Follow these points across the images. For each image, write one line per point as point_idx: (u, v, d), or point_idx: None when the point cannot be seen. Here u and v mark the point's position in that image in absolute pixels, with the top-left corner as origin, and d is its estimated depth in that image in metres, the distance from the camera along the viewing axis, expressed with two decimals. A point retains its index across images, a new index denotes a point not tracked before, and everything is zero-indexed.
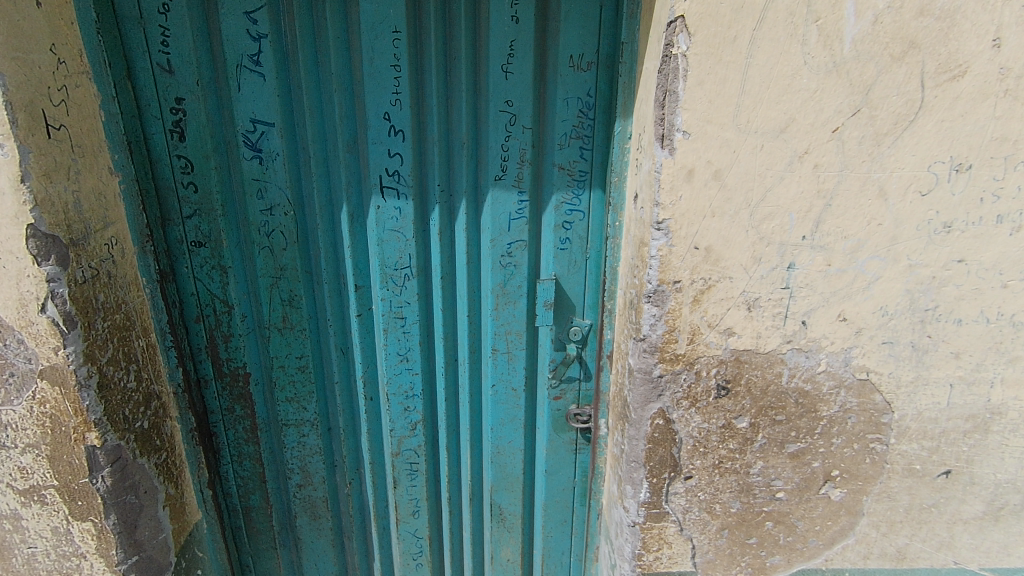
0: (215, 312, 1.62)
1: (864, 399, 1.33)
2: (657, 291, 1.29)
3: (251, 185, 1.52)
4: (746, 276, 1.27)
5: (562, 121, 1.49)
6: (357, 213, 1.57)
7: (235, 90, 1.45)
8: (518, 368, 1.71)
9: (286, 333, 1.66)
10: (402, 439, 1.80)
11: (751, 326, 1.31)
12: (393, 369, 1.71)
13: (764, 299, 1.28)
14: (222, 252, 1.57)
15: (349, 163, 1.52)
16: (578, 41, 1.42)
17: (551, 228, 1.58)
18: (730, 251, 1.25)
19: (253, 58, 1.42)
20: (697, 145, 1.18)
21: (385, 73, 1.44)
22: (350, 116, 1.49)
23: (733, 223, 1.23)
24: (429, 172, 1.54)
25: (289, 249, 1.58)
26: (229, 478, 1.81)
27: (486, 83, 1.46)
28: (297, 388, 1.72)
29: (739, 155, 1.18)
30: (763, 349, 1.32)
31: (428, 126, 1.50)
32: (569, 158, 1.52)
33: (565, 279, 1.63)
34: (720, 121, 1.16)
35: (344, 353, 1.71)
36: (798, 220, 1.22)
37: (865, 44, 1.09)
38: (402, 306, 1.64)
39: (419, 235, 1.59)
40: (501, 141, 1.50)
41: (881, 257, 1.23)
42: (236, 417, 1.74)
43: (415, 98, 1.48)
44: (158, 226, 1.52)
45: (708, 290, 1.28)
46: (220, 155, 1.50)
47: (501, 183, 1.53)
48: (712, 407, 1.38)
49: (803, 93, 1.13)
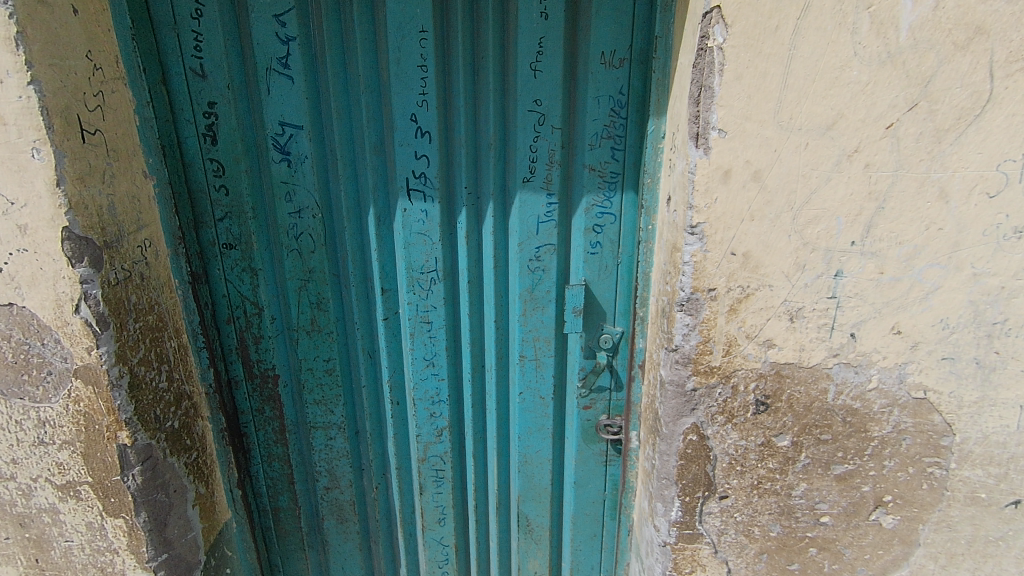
0: (246, 314, 1.64)
1: (921, 419, 1.23)
2: (691, 299, 1.21)
3: (280, 188, 1.53)
4: (789, 284, 1.17)
5: (593, 120, 1.43)
6: (383, 216, 1.56)
7: (265, 94, 1.46)
8: (546, 376, 1.66)
9: (314, 336, 1.67)
10: (428, 446, 1.77)
11: (794, 338, 1.21)
12: (419, 374, 1.69)
13: (808, 309, 1.19)
14: (252, 255, 1.58)
15: (376, 165, 1.51)
16: (610, 37, 1.36)
17: (581, 232, 1.52)
18: (771, 257, 1.16)
19: (282, 60, 1.43)
20: (734, 144, 1.09)
21: (412, 73, 1.42)
22: (378, 117, 1.48)
23: (775, 227, 1.14)
24: (456, 173, 1.51)
25: (317, 252, 1.59)
26: (259, 478, 1.82)
27: (515, 81, 1.42)
28: (325, 391, 1.73)
29: (781, 154, 1.09)
30: (807, 363, 1.23)
31: (455, 127, 1.47)
32: (600, 159, 1.46)
33: (595, 285, 1.57)
34: (759, 118, 1.07)
35: (371, 356, 1.70)
36: (847, 224, 1.12)
37: (924, 31, 1.00)
38: (429, 311, 1.62)
39: (446, 238, 1.56)
40: (530, 142, 1.45)
41: (941, 265, 1.13)
42: (266, 418, 1.75)
43: (441, 98, 1.45)
44: (191, 228, 1.54)
45: (747, 299, 1.19)
46: (250, 158, 1.51)
47: (530, 186, 1.48)
48: (750, 423, 1.29)
49: (853, 87, 1.04)
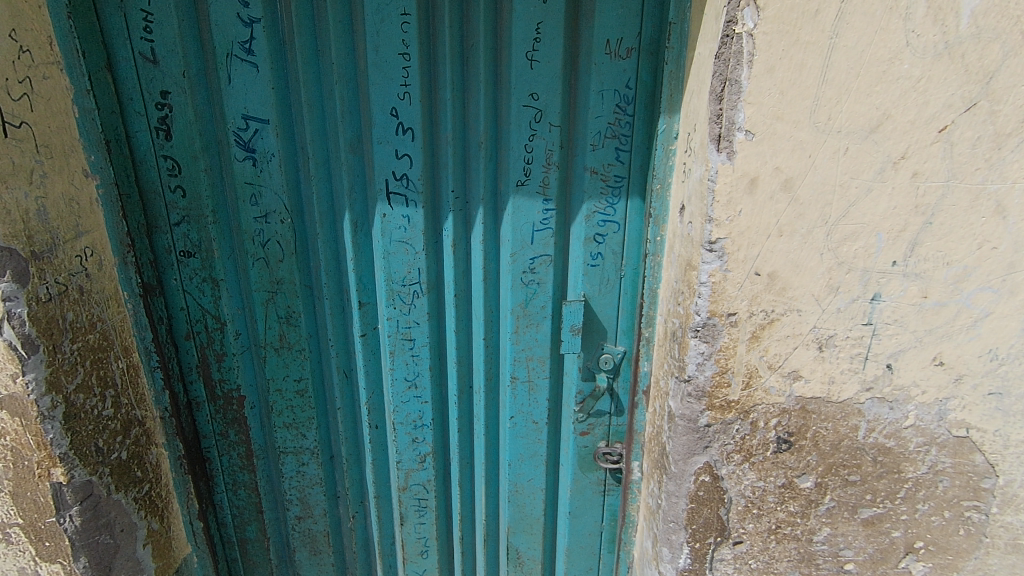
0: (207, 329, 1.47)
1: (961, 459, 1.10)
2: (707, 325, 1.05)
3: (244, 190, 1.36)
4: (819, 309, 1.03)
5: (596, 118, 1.28)
6: (360, 222, 1.39)
7: (226, 84, 1.29)
8: (540, 399, 1.51)
9: (283, 353, 1.51)
10: (409, 473, 1.62)
11: (822, 369, 1.07)
12: (399, 396, 1.54)
13: (840, 337, 1.04)
14: (213, 264, 1.41)
15: (352, 166, 1.35)
16: (616, 24, 1.21)
17: (581, 242, 1.37)
18: (800, 278, 1.01)
19: (245, 45, 1.26)
20: (762, 148, 0.94)
21: (392, 62, 1.26)
22: (354, 111, 1.31)
23: (806, 245, 0.99)
24: (442, 175, 1.35)
25: (286, 261, 1.43)
26: (223, 507, 1.66)
27: (508, 72, 1.26)
28: (295, 413, 1.57)
29: (816, 160, 0.94)
30: (836, 398, 1.09)
31: (441, 124, 1.31)
32: (603, 161, 1.30)
33: (595, 301, 1.42)
34: (792, 118, 0.92)
35: (347, 376, 1.55)
36: (888, 242, 0.98)
37: (990, 18, 0.84)
38: (410, 327, 1.46)
39: (430, 247, 1.40)
40: (525, 141, 1.30)
41: (994, 288, 0.99)
42: (230, 443, 1.59)
43: (426, 91, 1.29)
44: (143, 234, 1.37)
45: (771, 325, 1.04)
46: (210, 156, 1.34)
47: (524, 191, 1.33)
48: (769, 463, 1.15)
49: (903, 82, 0.89)
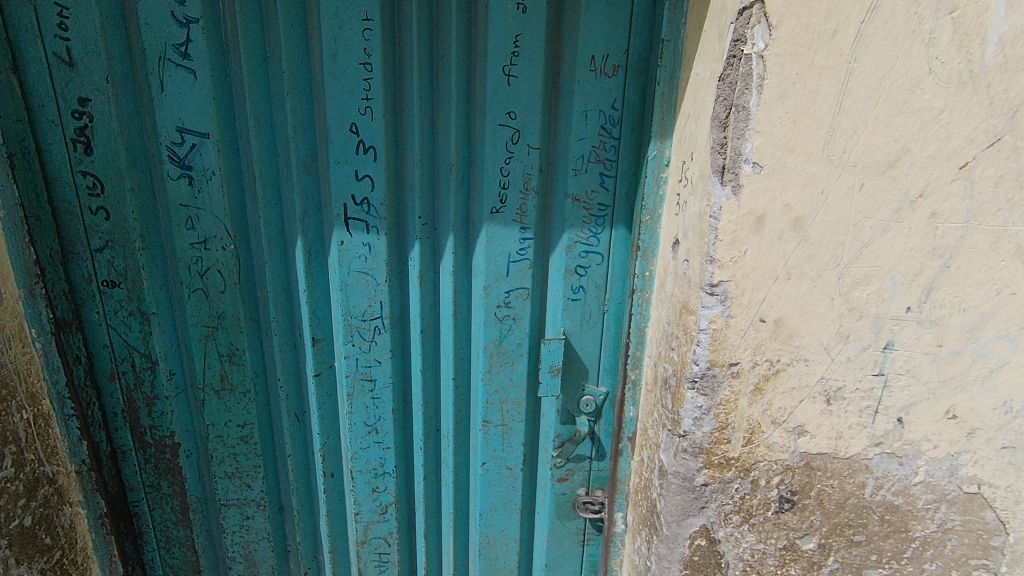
0: (134, 369, 1.29)
1: (971, 517, 1.01)
2: (706, 376, 0.94)
3: (179, 213, 1.19)
4: (828, 359, 0.93)
5: (578, 140, 1.16)
6: (315, 250, 1.24)
7: (157, 91, 1.12)
8: (515, 443, 1.38)
9: (225, 395, 1.34)
10: (368, 526, 1.46)
11: (829, 423, 0.97)
12: (358, 442, 1.38)
13: (849, 389, 0.95)
14: (142, 295, 1.24)
15: (305, 187, 1.19)
16: (602, 39, 1.10)
17: (561, 274, 1.25)
18: (808, 325, 0.91)
19: (180, 48, 1.10)
20: (772, 182, 0.83)
21: (352, 73, 1.12)
22: (307, 126, 1.16)
23: (816, 289, 0.89)
24: (408, 200, 1.21)
25: (228, 293, 1.26)
26: (155, 567, 1.46)
27: (483, 88, 1.13)
28: (239, 462, 1.40)
29: (829, 197, 0.84)
30: (843, 454, 0.99)
31: (407, 142, 1.18)
32: (586, 187, 1.19)
33: (576, 338, 1.30)
34: (804, 150, 0.82)
35: (299, 419, 1.39)
36: (903, 286, 0.89)
37: (1019, 46, 0.75)
38: (371, 366, 1.32)
39: (394, 278, 1.26)
40: (500, 164, 1.17)
41: (1011, 337, 0.90)
42: (162, 496, 1.40)
43: (390, 106, 1.15)
44: (56, 262, 1.18)
45: (777, 376, 0.94)
46: (139, 172, 1.17)
47: (499, 218, 1.20)
48: (770, 524, 1.04)
49: (924, 114, 0.79)
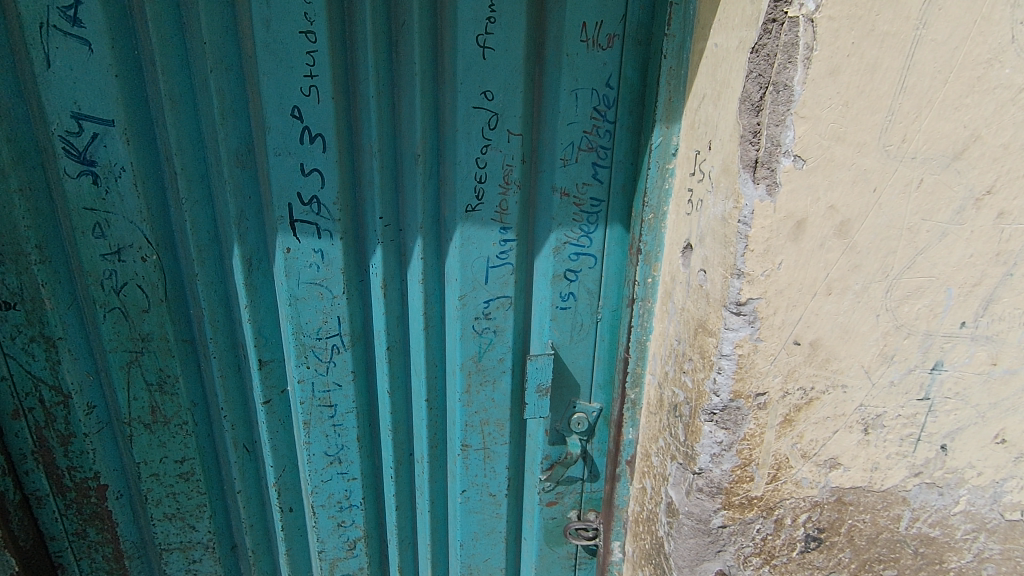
0: (43, 405, 1.07)
1: (1011, 545, 0.90)
2: (729, 409, 0.79)
3: (82, 218, 0.97)
4: (868, 384, 0.79)
5: (567, 125, 0.99)
6: (256, 259, 1.04)
7: (43, 67, 0.89)
8: (498, 468, 1.23)
9: (158, 429, 1.14)
10: (335, 564, 1.29)
11: (866, 455, 0.84)
12: (319, 474, 1.20)
13: (890, 416, 0.82)
14: (45, 317, 1.01)
15: (241, 184, 0.99)
16: (596, 3, 0.92)
17: (548, 280, 1.08)
18: (848, 346, 0.77)
19: (69, 12, 0.87)
20: (815, 179, 0.68)
21: (291, 45, 0.91)
22: (239, 111, 0.96)
23: (859, 304, 0.75)
24: (366, 197, 1.02)
25: (153, 311, 1.05)
26: None
27: (453, 63, 0.94)
28: (179, 502, 1.21)
29: (881, 196, 0.69)
30: (878, 486, 0.87)
31: (362, 129, 0.98)
32: (576, 179, 1.02)
33: (566, 351, 1.14)
34: (856, 139, 0.66)
35: (249, 451, 1.20)
36: (958, 299, 0.75)
37: None
38: (330, 389, 1.14)
39: (353, 289, 1.08)
40: (475, 154, 0.99)
41: None
42: (91, 544, 1.20)
43: (341, 85, 0.95)
44: None
45: (809, 406, 0.80)
46: (27, 169, 0.93)
47: (475, 217, 1.03)
48: (794, 565, 0.91)
49: (1001, 93, 0.65)
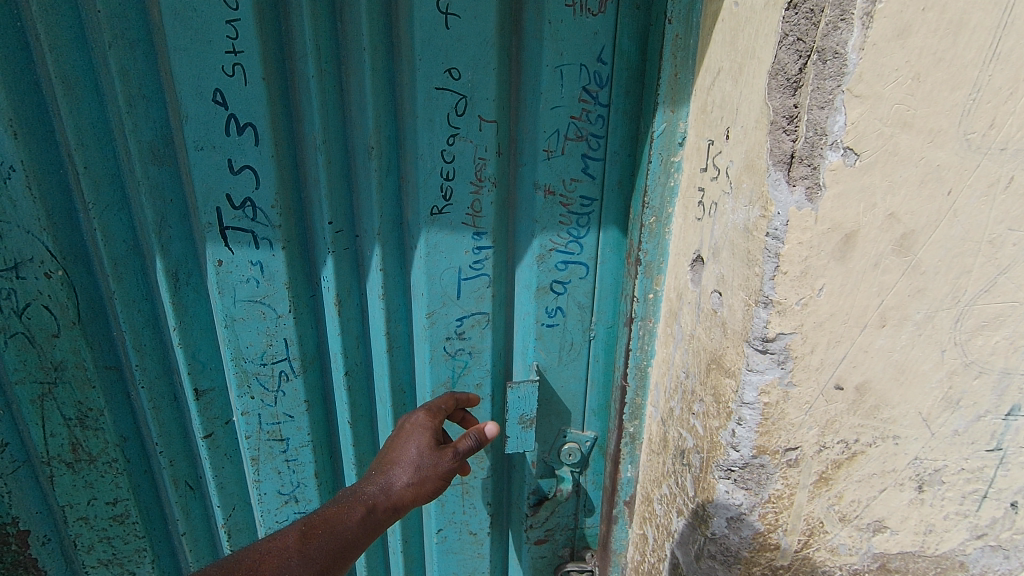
0: None
1: None
2: (750, 466, 0.64)
3: None
4: (926, 434, 0.63)
5: (551, 109, 0.81)
6: (185, 272, 0.88)
7: None
8: (479, 505, 1.07)
9: (83, 469, 0.98)
10: None
11: (919, 516, 0.68)
12: (273, 514, 1.05)
13: (950, 471, 0.65)
14: None
15: (160, 184, 0.83)
16: None
17: (532, 293, 0.92)
18: (903, 389, 0.60)
19: None
20: (871, 179, 0.51)
21: (209, 14, 0.74)
22: (152, 96, 0.79)
23: (920, 338, 0.58)
24: (312, 198, 0.85)
25: (65, 337, 0.89)
26: None
27: (410, 34, 0.77)
28: (115, 548, 1.05)
29: (958, 200, 0.52)
30: (932, 551, 0.71)
31: (303, 116, 0.81)
32: (563, 174, 0.85)
33: (554, 374, 0.98)
34: (928, 126, 0.50)
35: (193, 488, 1.05)
36: None
37: None
38: (281, 421, 0.98)
39: (303, 306, 0.92)
40: (440, 146, 0.82)
41: None
42: None
43: (273, 63, 0.78)
44: None
45: (852, 462, 0.64)
46: None
47: (442, 221, 0.86)
48: None
49: None
